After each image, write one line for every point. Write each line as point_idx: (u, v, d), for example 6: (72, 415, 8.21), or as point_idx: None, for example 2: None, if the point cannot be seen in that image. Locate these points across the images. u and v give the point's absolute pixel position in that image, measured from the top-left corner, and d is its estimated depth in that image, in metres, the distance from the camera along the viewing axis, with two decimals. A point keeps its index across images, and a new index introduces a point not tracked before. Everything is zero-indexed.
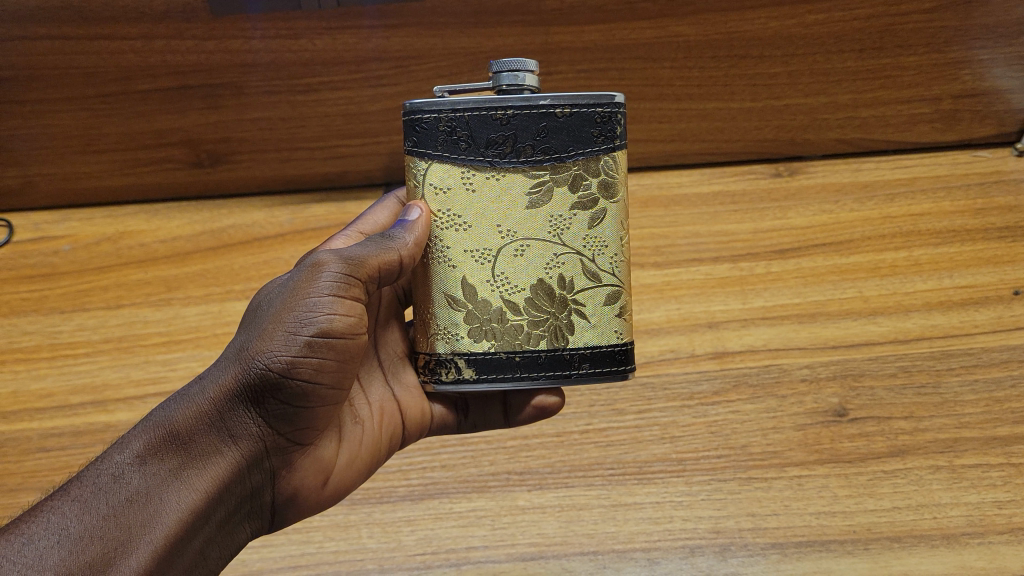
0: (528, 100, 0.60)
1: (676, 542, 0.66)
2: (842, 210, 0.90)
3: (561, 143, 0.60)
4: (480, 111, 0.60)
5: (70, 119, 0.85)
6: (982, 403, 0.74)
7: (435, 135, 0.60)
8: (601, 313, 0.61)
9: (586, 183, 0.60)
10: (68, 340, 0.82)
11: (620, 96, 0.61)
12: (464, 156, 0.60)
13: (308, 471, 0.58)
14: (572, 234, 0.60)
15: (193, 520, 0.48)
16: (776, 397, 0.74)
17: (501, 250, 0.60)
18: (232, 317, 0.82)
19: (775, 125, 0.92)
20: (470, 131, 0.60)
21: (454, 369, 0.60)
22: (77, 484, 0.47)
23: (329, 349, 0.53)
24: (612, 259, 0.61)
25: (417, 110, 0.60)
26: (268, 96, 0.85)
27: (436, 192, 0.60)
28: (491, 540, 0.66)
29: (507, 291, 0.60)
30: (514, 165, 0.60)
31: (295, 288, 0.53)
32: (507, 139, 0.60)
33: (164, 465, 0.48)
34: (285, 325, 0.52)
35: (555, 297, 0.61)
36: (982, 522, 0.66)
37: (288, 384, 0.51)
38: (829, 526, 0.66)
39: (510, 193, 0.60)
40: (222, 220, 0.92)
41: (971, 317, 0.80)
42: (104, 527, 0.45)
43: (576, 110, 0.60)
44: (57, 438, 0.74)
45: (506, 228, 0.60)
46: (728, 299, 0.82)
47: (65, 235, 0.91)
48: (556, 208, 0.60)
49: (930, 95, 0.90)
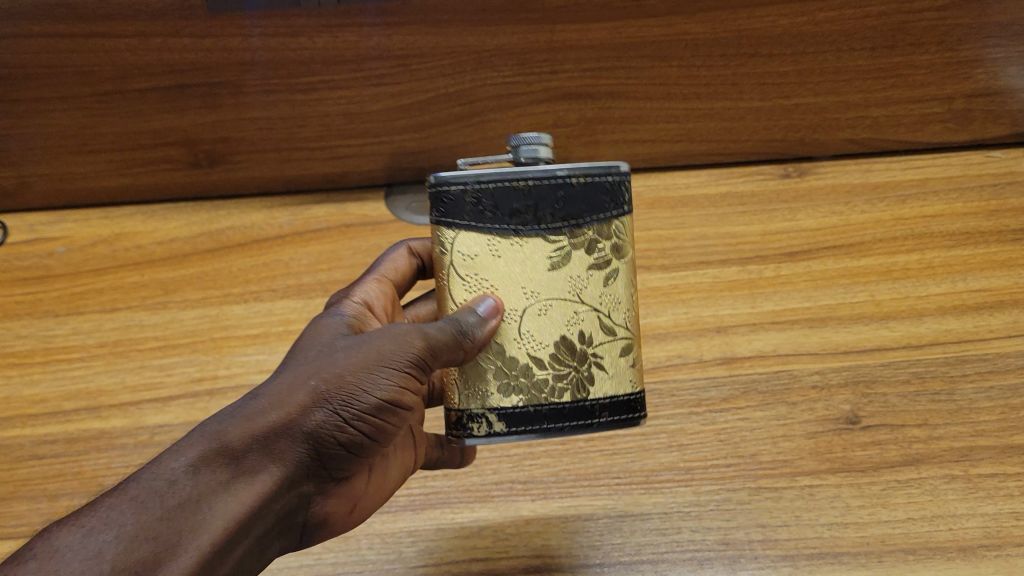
0: (548, 170, 0.58)
1: (683, 554, 0.64)
2: (853, 211, 0.88)
3: (578, 210, 0.58)
4: (503, 181, 0.58)
5: (66, 118, 0.84)
6: (998, 411, 0.72)
7: (462, 206, 0.58)
8: (618, 365, 0.59)
9: (600, 246, 0.59)
10: (63, 345, 0.80)
11: (624, 164, 0.61)
12: (487, 227, 0.58)
13: (340, 500, 0.56)
14: (589, 292, 0.59)
15: (234, 543, 0.45)
16: (786, 404, 0.73)
17: (526, 309, 0.58)
18: (231, 322, 0.80)
19: (785, 125, 0.90)
20: (493, 202, 0.58)
21: (485, 423, 0.58)
22: (124, 487, 0.43)
23: (387, 414, 0.51)
24: (625, 315, 0.60)
25: (442, 183, 0.59)
26: (266, 96, 0.83)
27: (461, 258, 0.59)
28: (495, 552, 0.65)
29: (532, 346, 0.58)
30: (535, 232, 0.58)
31: (373, 343, 0.52)
32: (530, 208, 0.58)
33: (218, 475, 0.45)
34: (360, 377, 0.50)
35: (576, 351, 0.58)
36: (998, 533, 0.64)
37: (349, 426, 0.49)
38: (842, 538, 0.64)
39: (532, 255, 0.58)
40: (221, 222, 0.90)
41: (986, 322, 0.78)
42: (157, 528, 0.41)
43: (592, 180, 0.59)
44: (51, 446, 0.72)
45: (529, 288, 0.58)
46: (737, 303, 0.80)
47: (61, 237, 0.89)
48: (576, 268, 0.58)
49: (942, 95, 0.88)
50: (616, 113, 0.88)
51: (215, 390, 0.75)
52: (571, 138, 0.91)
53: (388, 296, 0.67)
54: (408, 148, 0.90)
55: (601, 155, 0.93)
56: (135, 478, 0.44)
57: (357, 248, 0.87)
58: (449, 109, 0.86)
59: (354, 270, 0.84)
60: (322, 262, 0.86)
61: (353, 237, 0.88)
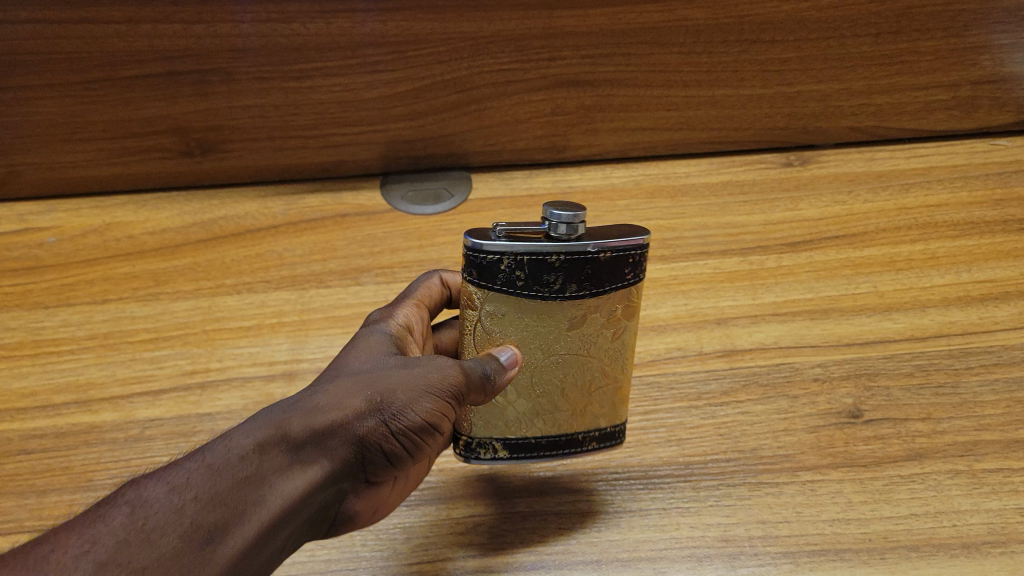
0: (580, 245, 0.57)
1: (683, 551, 0.61)
2: (855, 200, 0.88)
3: (602, 281, 0.59)
4: (536, 255, 0.57)
5: (55, 106, 0.82)
6: (1003, 405, 0.70)
7: (495, 273, 0.57)
8: (611, 405, 0.64)
9: (617, 310, 0.60)
10: (53, 337, 0.77)
11: (648, 232, 0.60)
12: (517, 294, 0.58)
13: (379, 503, 0.59)
14: (599, 347, 0.61)
15: (283, 528, 0.49)
16: (787, 398, 0.71)
17: (535, 359, 0.60)
18: (223, 313, 0.79)
19: (787, 113, 0.90)
20: (526, 272, 0.57)
21: (491, 449, 0.63)
22: (200, 455, 0.49)
23: (423, 433, 0.55)
24: (625, 362, 0.63)
25: (478, 249, 0.57)
26: (259, 83, 0.82)
27: (488, 314, 0.59)
28: (491, 550, 0.62)
29: (538, 391, 0.61)
30: (561, 300, 0.58)
31: (419, 365, 0.56)
32: (561, 281, 0.58)
33: (274, 460, 0.49)
34: (406, 395, 0.54)
35: (576, 395, 0.62)
36: (1004, 530, 0.62)
37: (394, 440, 0.53)
38: (844, 535, 0.62)
39: (555, 321, 0.59)
40: (214, 211, 0.89)
41: (990, 313, 0.77)
42: (217, 498, 0.47)
43: (619, 253, 0.59)
44: (39, 440, 0.69)
45: (546, 346, 0.60)
46: (738, 295, 0.80)
47: (51, 227, 0.88)
48: (591, 330, 0.60)
49: (947, 81, 0.89)
50: (615, 101, 0.87)
51: (207, 383, 0.73)
52: (569, 127, 0.89)
53: (421, 326, 0.65)
54: (405, 137, 0.88)
55: (600, 144, 0.91)
56: (210, 449, 0.49)
57: (352, 238, 0.86)
58: (446, 97, 0.85)
59: (348, 262, 0.83)
60: (316, 253, 0.84)
61: (348, 227, 0.87)
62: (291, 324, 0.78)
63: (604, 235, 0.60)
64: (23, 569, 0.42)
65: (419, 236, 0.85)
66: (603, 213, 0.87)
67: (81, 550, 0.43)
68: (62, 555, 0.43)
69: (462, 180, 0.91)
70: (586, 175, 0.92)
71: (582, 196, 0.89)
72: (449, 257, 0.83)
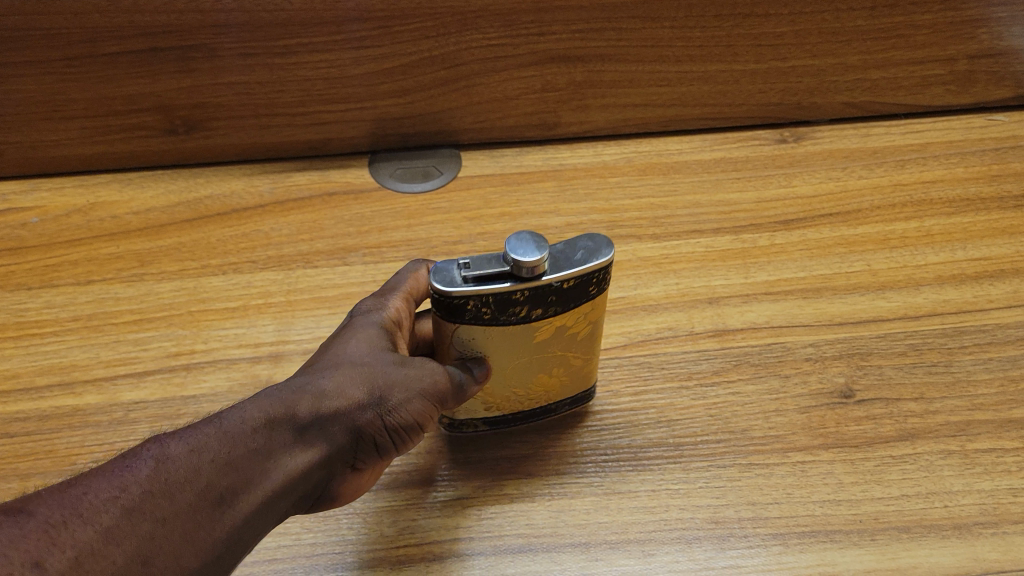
0: (546, 281, 0.57)
1: (672, 533, 0.61)
2: (850, 177, 0.87)
3: (567, 302, 0.59)
4: (502, 294, 0.57)
5: (35, 84, 0.80)
6: (997, 383, 0.70)
7: (464, 312, 0.58)
8: (578, 381, 0.67)
9: (582, 316, 0.61)
10: (36, 320, 0.76)
11: (611, 246, 0.59)
12: (485, 324, 0.59)
13: (366, 484, 0.59)
14: (567, 344, 0.63)
15: (279, 505, 0.49)
16: (778, 377, 0.71)
17: (506, 367, 0.63)
18: (208, 294, 0.78)
19: (781, 88, 0.89)
20: (493, 307, 0.58)
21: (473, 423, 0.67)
22: (213, 421, 0.49)
23: (411, 430, 0.55)
24: (592, 347, 0.65)
25: (445, 293, 0.57)
26: (243, 60, 0.80)
27: (457, 341, 0.60)
28: (477, 532, 0.62)
29: (513, 384, 0.64)
30: (527, 323, 0.59)
31: (419, 362, 0.56)
32: (526, 309, 0.58)
33: (281, 438, 0.49)
34: (407, 391, 0.54)
35: (547, 381, 0.66)
36: (996, 511, 0.62)
37: (389, 435, 0.54)
38: (835, 516, 0.62)
39: (524, 337, 0.60)
40: (199, 190, 0.88)
41: (985, 291, 0.76)
42: (225, 470, 0.47)
43: (585, 275, 0.58)
44: (22, 423, 0.68)
45: (518, 354, 0.62)
46: (730, 274, 0.79)
47: (34, 207, 0.86)
48: (559, 335, 0.62)
49: (944, 56, 0.87)
50: (606, 76, 0.86)
51: (192, 365, 0.72)
52: (559, 104, 0.88)
53: (406, 320, 0.62)
54: (392, 114, 0.87)
55: (592, 121, 0.90)
56: (222, 416, 0.49)
57: (340, 217, 0.84)
58: (434, 73, 0.83)
59: (336, 241, 0.82)
60: (303, 233, 0.83)
61: (336, 206, 0.86)
62: (277, 305, 0.77)
63: (569, 252, 0.59)
64: (54, 507, 0.43)
65: (407, 215, 0.84)
66: (594, 191, 0.87)
67: (109, 496, 0.44)
68: (93, 498, 0.44)
69: (452, 158, 0.90)
70: (577, 152, 0.91)
71: (573, 174, 0.88)
72: (438, 237, 0.82)
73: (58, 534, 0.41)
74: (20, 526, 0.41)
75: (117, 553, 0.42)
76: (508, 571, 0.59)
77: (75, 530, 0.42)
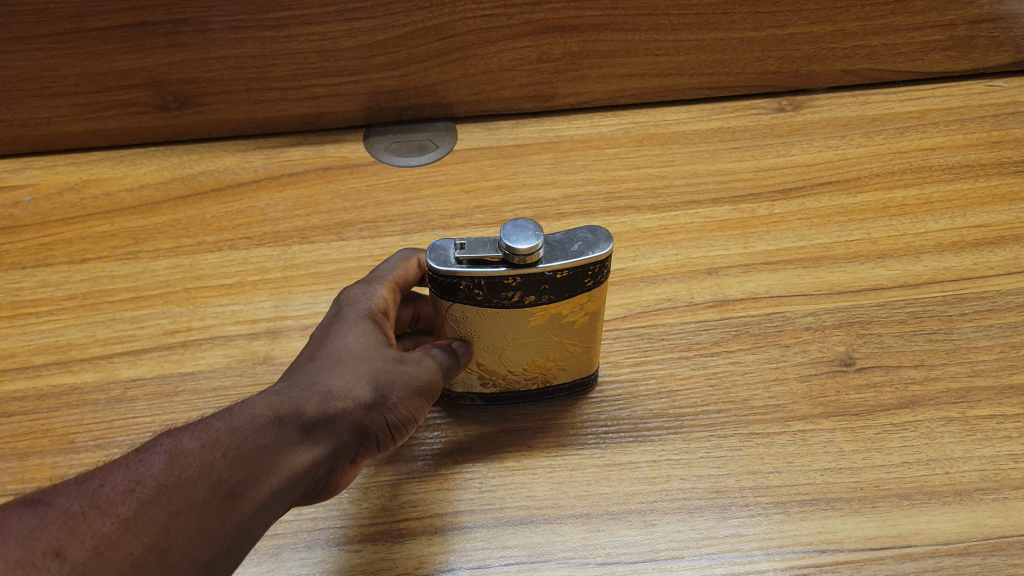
0: (536, 268, 0.58)
1: (673, 503, 0.61)
2: (849, 145, 0.87)
3: (561, 291, 0.59)
4: (492, 278, 0.58)
5: (23, 60, 0.79)
6: (997, 350, 0.69)
7: (455, 291, 0.59)
8: (578, 368, 0.67)
9: (580, 305, 0.61)
10: (31, 299, 0.75)
11: (610, 238, 0.59)
12: (478, 306, 0.60)
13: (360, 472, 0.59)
14: (564, 331, 0.63)
15: (286, 500, 0.49)
16: (779, 347, 0.71)
17: (500, 347, 0.63)
18: (204, 271, 0.77)
19: (779, 57, 0.88)
20: (485, 290, 0.58)
21: (471, 398, 0.67)
22: (223, 416, 0.48)
23: (408, 423, 0.55)
24: (594, 337, 0.65)
25: (436, 270, 0.58)
26: (234, 33, 0.79)
27: (452, 318, 0.61)
28: (479, 504, 0.62)
29: (507, 363, 0.64)
30: (521, 308, 0.60)
31: (417, 356, 0.56)
32: (519, 294, 0.59)
33: (289, 435, 0.49)
34: (408, 388, 0.54)
35: (543, 365, 0.65)
36: (996, 476, 0.62)
37: (389, 431, 0.54)
38: (835, 484, 0.62)
39: (517, 320, 0.61)
40: (193, 166, 0.87)
41: (985, 258, 0.76)
42: (237, 467, 0.46)
43: (579, 267, 0.58)
44: (19, 402, 0.68)
45: (511, 336, 0.62)
46: (729, 244, 0.78)
47: (27, 186, 0.85)
48: (554, 321, 0.62)
49: (944, 21, 0.86)
50: (603, 46, 0.85)
51: (190, 342, 0.72)
52: (555, 75, 0.87)
53: (389, 308, 0.62)
54: (386, 87, 0.86)
55: (588, 92, 0.89)
56: (232, 411, 0.49)
57: (336, 192, 0.84)
58: (427, 44, 0.82)
59: (331, 216, 0.82)
60: (299, 208, 0.83)
61: (331, 181, 0.85)
62: (274, 281, 0.76)
63: (567, 243, 0.59)
64: (73, 498, 0.43)
65: (404, 188, 0.84)
66: (591, 162, 0.86)
67: (126, 488, 0.44)
68: (110, 491, 0.43)
69: (448, 131, 0.89)
70: (573, 124, 0.90)
71: (570, 146, 0.88)
72: (435, 211, 0.82)
73: (76, 526, 0.41)
74: (41, 518, 0.41)
75: (135, 544, 0.42)
76: (510, 542, 0.59)
77: (94, 521, 0.42)
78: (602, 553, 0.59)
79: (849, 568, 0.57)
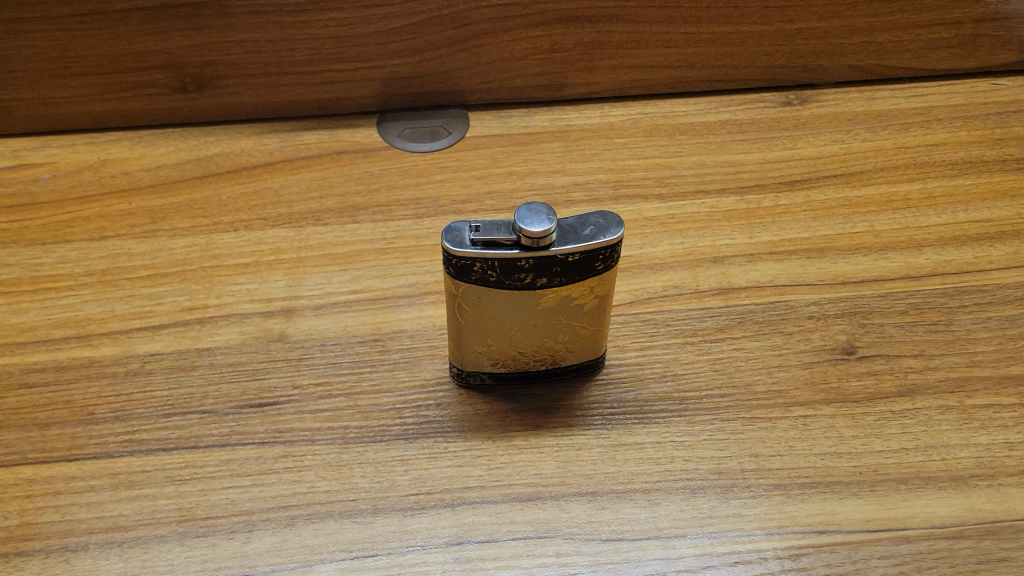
0: (548, 251, 0.59)
1: (677, 483, 0.63)
2: (854, 139, 0.88)
3: (572, 274, 0.61)
4: (505, 259, 0.59)
5: (46, 40, 0.80)
6: (995, 341, 0.71)
7: (469, 273, 0.60)
8: (587, 352, 0.68)
9: (590, 288, 0.63)
10: (51, 274, 0.77)
11: (621, 223, 0.61)
12: (491, 287, 0.61)
13: None
14: (574, 314, 0.65)
15: None
16: (782, 334, 0.72)
17: (511, 327, 0.65)
18: (220, 251, 0.79)
19: (788, 51, 0.89)
20: (498, 272, 0.60)
21: (480, 376, 0.69)
22: None
23: None
24: (603, 321, 0.66)
25: (450, 252, 0.60)
26: (254, 17, 0.81)
27: (465, 300, 0.63)
28: (488, 481, 0.63)
29: (517, 344, 0.66)
30: (532, 290, 0.62)
31: None
32: (531, 277, 0.61)
33: None
34: None
35: (553, 347, 0.67)
36: (992, 463, 0.64)
37: None
38: (835, 467, 0.63)
39: (528, 301, 0.63)
40: (208, 148, 0.88)
41: (985, 252, 0.78)
42: None
43: (590, 251, 0.60)
44: (40, 374, 0.70)
45: (522, 317, 0.64)
46: (735, 234, 0.80)
47: (44, 164, 0.86)
48: (564, 304, 0.64)
49: (950, 19, 0.88)
50: (614, 37, 0.86)
51: (207, 319, 0.73)
52: (567, 65, 0.89)
53: None
54: (401, 74, 0.87)
55: (598, 82, 0.91)
56: None
57: (349, 175, 0.85)
58: (442, 32, 0.84)
59: (345, 199, 0.83)
60: (313, 190, 0.84)
61: (344, 164, 0.86)
62: (288, 261, 0.78)
63: (579, 227, 0.61)
64: None
65: (416, 173, 0.85)
66: (601, 151, 0.87)
67: None
68: None
69: (460, 117, 0.90)
70: (584, 113, 0.91)
71: (580, 135, 0.89)
72: (446, 196, 0.83)
73: None
74: None
75: None
76: (517, 518, 0.61)
77: None
78: (607, 529, 0.60)
79: (847, 548, 0.59)
